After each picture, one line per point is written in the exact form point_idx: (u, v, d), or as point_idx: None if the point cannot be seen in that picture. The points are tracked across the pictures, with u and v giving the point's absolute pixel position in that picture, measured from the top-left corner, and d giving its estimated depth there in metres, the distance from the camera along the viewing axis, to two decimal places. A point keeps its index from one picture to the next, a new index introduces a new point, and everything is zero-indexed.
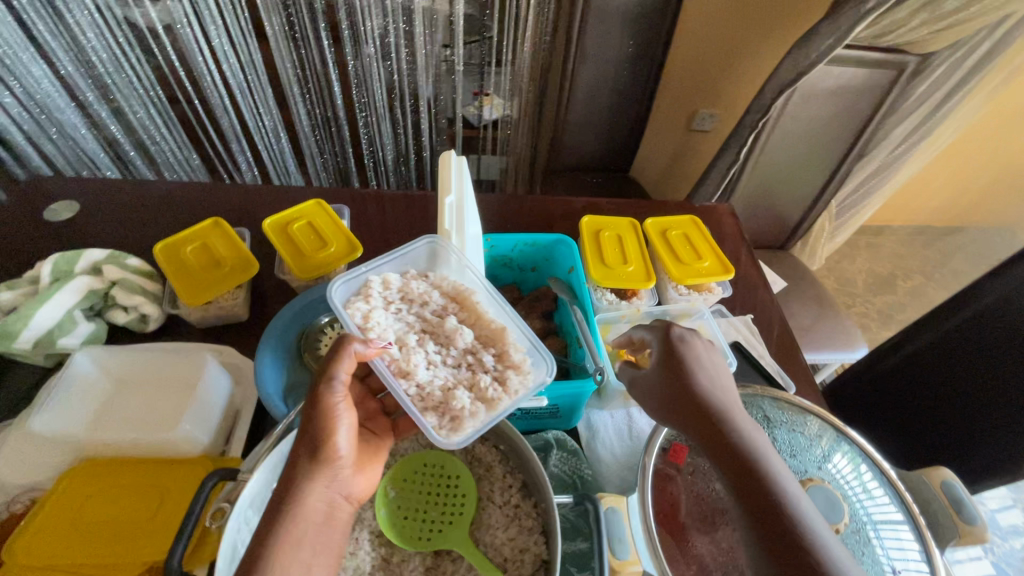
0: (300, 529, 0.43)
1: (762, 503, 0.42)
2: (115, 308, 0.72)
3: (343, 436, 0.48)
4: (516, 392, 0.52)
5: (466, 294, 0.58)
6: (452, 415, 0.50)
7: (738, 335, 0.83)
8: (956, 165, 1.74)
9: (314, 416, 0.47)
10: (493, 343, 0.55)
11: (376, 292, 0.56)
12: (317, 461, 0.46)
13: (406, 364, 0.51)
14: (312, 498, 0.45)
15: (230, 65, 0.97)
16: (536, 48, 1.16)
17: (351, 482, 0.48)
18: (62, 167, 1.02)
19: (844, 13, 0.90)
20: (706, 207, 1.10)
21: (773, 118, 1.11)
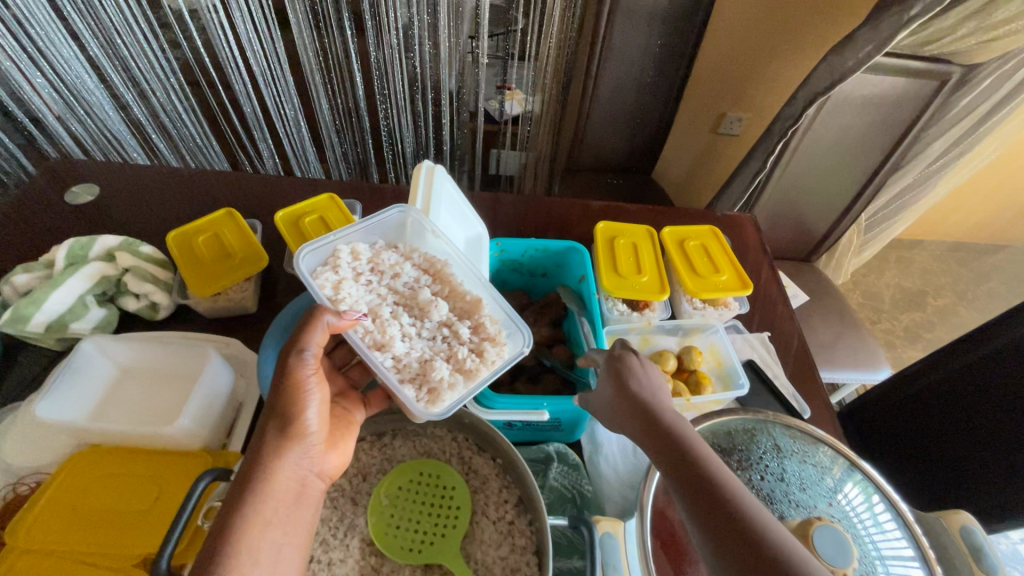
0: (270, 508, 0.46)
1: (723, 514, 0.42)
2: (127, 295, 0.73)
3: (312, 409, 0.51)
4: (493, 362, 0.56)
5: (439, 267, 0.62)
6: (429, 387, 0.54)
7: (753, 354, 0.80)
8: (999, 180, 1.65)
9: (281, 390, 0.50)
10: (468, 314, 0.60)
11: (344, 264, 0.59)
12: (286, 435, 0.49)
13: (383, 336, 0.56)
14: (281, 475, 0.47)
15: (254, 53, 0.94)
16: (563, 44, 1.13)
17: (322, 458, 0.51)
18: (91, 146, 1.05)
19: (886, 20, 0.86)
20: (728, 216, 1.07)
21: (804, 127, 1.07)
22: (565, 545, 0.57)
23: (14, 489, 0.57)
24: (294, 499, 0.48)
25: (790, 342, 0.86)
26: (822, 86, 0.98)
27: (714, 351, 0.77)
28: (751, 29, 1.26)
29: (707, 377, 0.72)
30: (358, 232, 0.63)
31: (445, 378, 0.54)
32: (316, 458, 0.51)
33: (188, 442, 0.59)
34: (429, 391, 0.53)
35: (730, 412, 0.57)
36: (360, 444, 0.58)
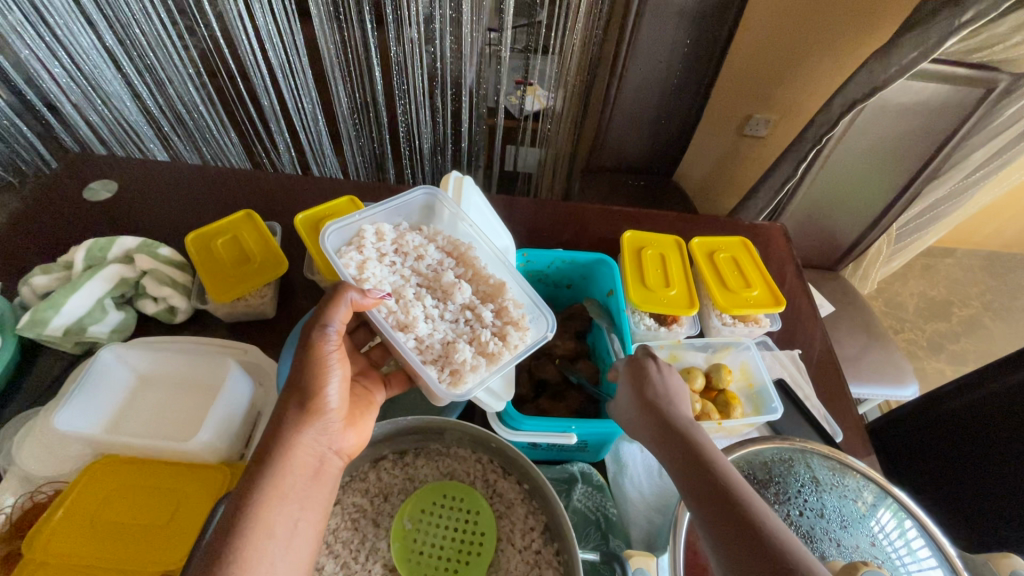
0: (288, 482, 0.45)
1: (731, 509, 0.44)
2: (145, 298, 0.72)
3: (333, 386, 0.50)
4: (516, 346, 0.55)
5: (463, 249, 0.61)
6: (452, 368, 0.53)
7: (783, 373, 0.78)
8: None
9: (305, 364, 0.49)
10: (491, 298, 0.59)
11: (369, 244, 0.58)
12: (306, 410, 0.48)
13: (407, 316, 0.55)
14: (299, 454, 0.47)
15: (274, 44, 0.93)
16: (588, 40, 1.09)
17: (340, 436, 0.51)
18: (107, 136, 1.03)
19: (934, 25, 0.82)
20: (756, 226, 1.04)
21: (839, 133, 1.03)
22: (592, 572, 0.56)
23: (31, 497, 0.56)
24: (314, 475, 0.48)
25: (820, 359, 0.84)
26: (861, 93, 0.94)
27: (744, 371, 0.74)
28: (784, 28, 1.22)
29: (736, 398, 0.70)
30: (383, 213, 0.62)
31: (468, 360, 0.53)
32: (335, 435, 0.50)
33: (207, 456, 0.58)
34: (453, 373, 0.52)
35: (766, 440, 0.56)
36: (381, 463, 0.57)
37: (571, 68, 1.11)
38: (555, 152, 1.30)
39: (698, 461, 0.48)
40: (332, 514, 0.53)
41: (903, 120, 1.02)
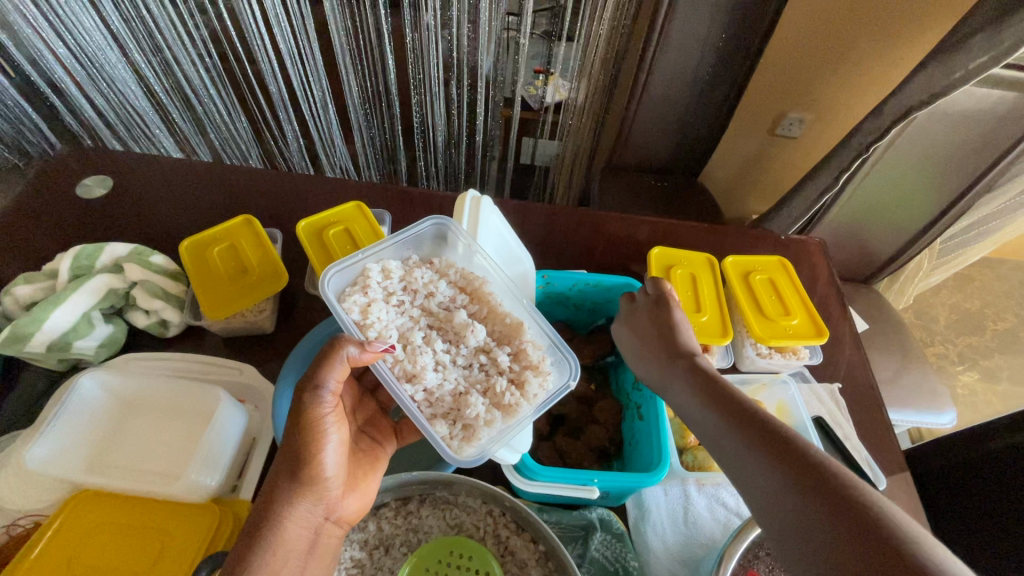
0: (280, 559, 0.42)
1: (815, 487, 0.37)
2: (135, 310, 0.67)
3: (330, 453, 0.45)
4: (534, 397, 0.50)
5: (477, 284, 0.54)
6: (463, 423, 0.48)
7: (822, 410, 0.71)
8: None
9: (297, 431, 0.44)
10: (508, 339, 0.53)
11: (375, 284, 0.51)
12: (298, 482, 0.44)
13: (414, 364, 0.49)
14: (291, 528, 0.42)
15: (281, 28, 0.86)
16: (614, 30, 1.01)
17: (339, 502, 0.46)
18: (113, 120, 0.98)
19: (1010, 27, 0.73)
20: (792, 240, 0.97)
21: (888, 140, 0.95)
22: None
23: (8, 531, 0.52)
24: (309, 548, 0.44)
25: (860, 395, 0.77)
26: (918, 99, 0.86)
27: (781, 409, 0.68)
28: (827, 22, 1.13)
29: None
30: (389, 248, 0.55)
31: (481, 414, 0.48)
32: (331, 504, 0.46)
33: (192, 495, 0.53)
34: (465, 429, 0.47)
35: None
36: (383, 510, 0.52)
37: (597, 59, 1.03)
38: (575, 147, 1.23)
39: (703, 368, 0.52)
40: None
41: (961, 129, 0.93)
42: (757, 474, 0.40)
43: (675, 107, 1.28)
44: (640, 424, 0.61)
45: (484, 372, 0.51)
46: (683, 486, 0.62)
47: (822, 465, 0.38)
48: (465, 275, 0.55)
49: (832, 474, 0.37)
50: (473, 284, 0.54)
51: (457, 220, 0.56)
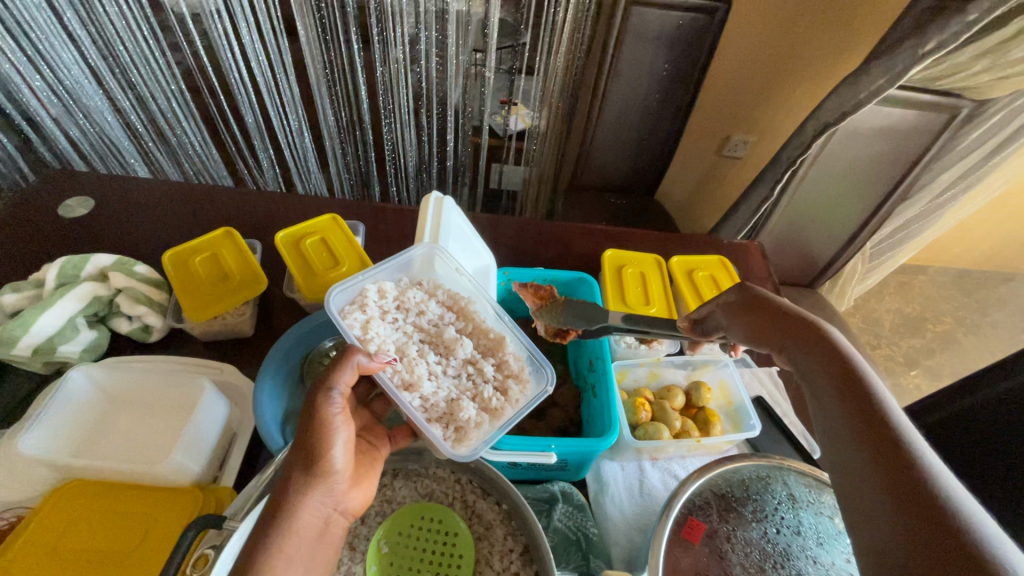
0: (293, 545, 0.43)
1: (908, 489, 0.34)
2: (119, 317, 0.71)
3: (337, 447, 0.48)
4: (517, 400, 0.55)
5: (464, 304, 0.61)
6: (456, 426, 0.53)
7: (762, 390, 0.78)
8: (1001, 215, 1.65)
9: (310, 429, 0.47)
10: (492, 352, 0.59)
11: (372, 302, 0.57)
12: (311, 473, 0.46)
13: (413, 375, 0.54)
14: (305, 511, 0.44)
15: (259, 63, 0.93)
16: (570, 63, 1.12)
17: (345, 496, 0.49)
18: (87, 151, 1.03)
19: (899, 54, 0.85)
20: (734, 244, 1.06)
21: (813, 155, 1.06)
22: None
23: None
24: (316, 537, 0.45)
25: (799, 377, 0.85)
26: (833, 117, 0.97)
27: (722, 388, 0.76)
28: (757, 55, 1.27)
29: (717, 416, 0.72)
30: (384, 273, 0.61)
31: (472, 417, 0.53)
32: (339, 496, 0.48)
33: (177, 478, 0.56)
34: (457, 429, 0.52)
35: (742, 459, 0.56)
36: None
37: (555, 90, 1.13)
38: (539, 170, 1.32)
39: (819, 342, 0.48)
40: None
41: (875, 143, 1.05)
42: (848, 461, 0.38)
43: (629, 131, 1.39)
44: (595, 403, 0.67)
45: (472, 383, 0.56)
46: (639, 462, 0.69)
47: (925, 472, 0.34)
48: (451, 295, 0.61)
49: (936, 483, 0.34)
50: (456, 300, 0.61)
51: (417, 225, 0.61)
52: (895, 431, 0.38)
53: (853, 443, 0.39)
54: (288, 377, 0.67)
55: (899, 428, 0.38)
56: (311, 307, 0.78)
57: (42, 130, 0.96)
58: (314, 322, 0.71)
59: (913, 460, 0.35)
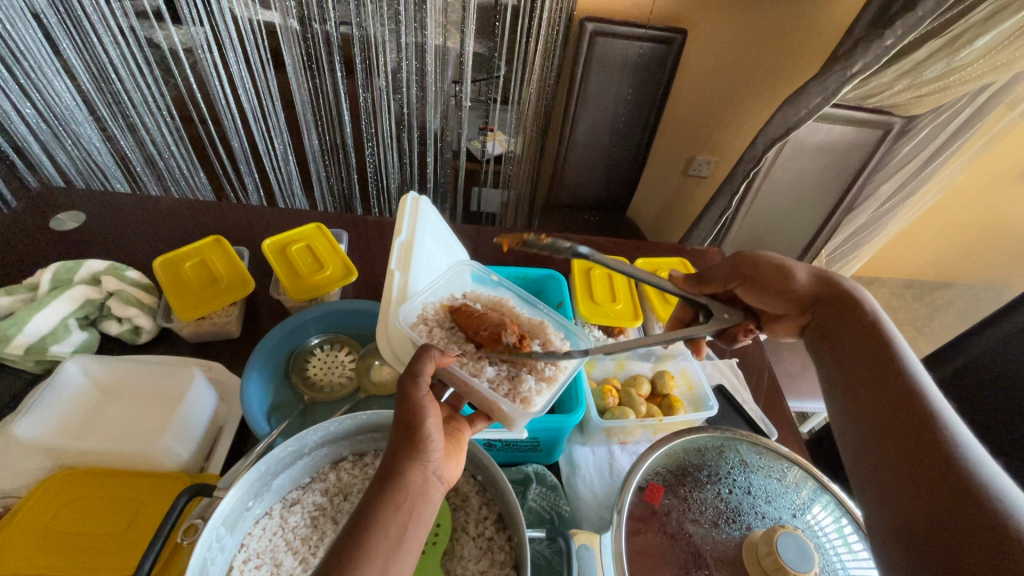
0: (401, 500, 0.39)
1: (923, 438, 0.41)
2: (109, 319, 0.74)
3: (433, 420, 0.44)
4: (567, 368, 0.58)
5: (503, 302, 0.63)
6: (522, 397, 0.54)
7: (723, 379, 0.84)
8: (945, 239, 1.75)
9: (405, 409, 0.44)
10: (537, 335, 0.60)
11: (432, 314, 0.58)
12: (413, 443, 0.42)
13: (475, 363, 0.56)
14: (412, 474, 0.41)
15: (247, 91, 0.99)
16: (542, 90, 1.20)
17: (444, 465, 0.44)
18: (74, 177, 1.07)
19: (831, 76, 0.96)
20: (697, 250, 1.13)
21: (765, 168, 1.16)
22: (544, 566, 0.55)
23: None
24: (419, 496, 0.40)
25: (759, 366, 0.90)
26: (778, 133, 1.07)
27: (685, 375, 0.81)
28: (713, 82, 1.39)
29: (680, 401, 0.77)
30: (434, 287, 0.63)
31: (532, 386, 0.55)
32: (440, 463, 0.43)
33: (166, 461, 0.59)
34: (522, 398, 0.54)
35: (699, 430, 0.60)
36: (342, 463, 0.59)
37: (528, 115, 1.21)
38: (516, 192, 1.39)
39: (854, 314, 0.53)
40: (292, 512, 0.55)
41: (820, 157, 1.16)
42: (875, 417, 0.45)
43: (599, 153, 1.48)
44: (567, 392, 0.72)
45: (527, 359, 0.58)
46: (609, 447, 0.73)
47: (942, 426, 0.41)
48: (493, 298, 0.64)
49: (959, 449, 0.39)
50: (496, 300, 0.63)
51: (395, 224, 0.63)
52: (919, 391, 0.44)
53: (887, 418, 0.44)
54: (276, 370, 0.70)
55: (931, 401, 0.43)
56: (296, 309, 0.82)
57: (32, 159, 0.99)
58: (300, 320, 0.74)
59: (934, 415, 0.42)
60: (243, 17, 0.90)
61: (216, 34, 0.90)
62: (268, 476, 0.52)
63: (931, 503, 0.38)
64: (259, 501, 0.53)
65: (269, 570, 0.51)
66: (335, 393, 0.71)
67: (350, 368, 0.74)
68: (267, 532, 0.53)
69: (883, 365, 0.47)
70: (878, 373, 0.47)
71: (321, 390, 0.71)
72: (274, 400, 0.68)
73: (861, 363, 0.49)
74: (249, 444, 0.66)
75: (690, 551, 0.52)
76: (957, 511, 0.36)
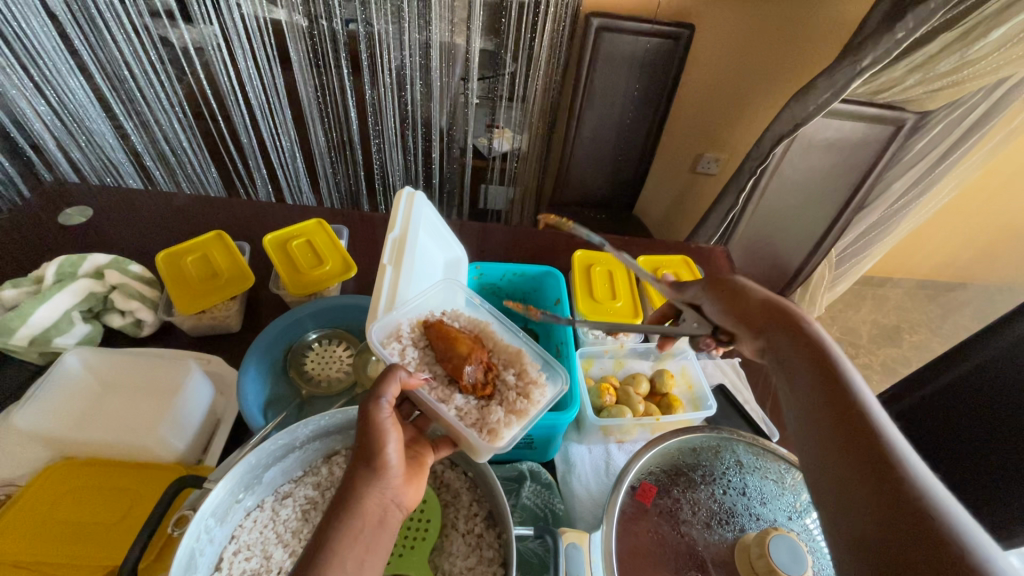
0: (356, 528, 0.40)
1: (874, 463, 0.38)
2: (112, 312, 0.75)
3: (394, 444, 0.44)
4: (541, 402, 0.54)
5: (483, 326, 0.61)
6: (488, 428, 0.52)
7: (724, 378, 0.83)
8: (963, 239, 1.71)
9: (364, 433, 0.44)
10: (513, 365, 0.58)
11: (408, 334, 0.57)
12: (371, 469, 0.43)
13: (444, 390, 0.55)
14: (369, 500, 0.41)
15: (254, 88, 0.99)
16: (548, 86, 1.19)
17: (404, 489, 0.45)
18: (88, 175, 1.08)
19: (841, 70, 0.94)
20: (702, 248, 1.12)
21: (773, 165, 1.14)
22: (535, 563, 0.55)
23: None
24: (377, 525, 0.41)
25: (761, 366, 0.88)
26: (786, 129, 1.06)
27: (684, 374, 0.80)
28: (722, 78, 1.37)
29: (679, 401, 0.76)
30: (433, 291, 0.64)
31: (501, 418, 0.52)
32: (399, 488, 0.44)
33: (161, 452, 0.59)
34: (489, 430, 0.51)
35: (695, 429, 0.59)
36: (334, 458, 0.59)
37: (533, 111, 1.20)
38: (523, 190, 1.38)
39: (802, 339, 0.51)
40: (283, 506, 0.55)
41: (830, 153, 1.13)
42: (824, 441, 0.42)
43: (606, 149, 1.46)
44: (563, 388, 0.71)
45: (499, 390, 0.56)
46: (606, 445, 0.72)
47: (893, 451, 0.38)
48: (473, 319, 0.62)
49: (912, 478, 0.36)
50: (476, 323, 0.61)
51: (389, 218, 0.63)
52: (867, 417, 0.41)
53: (837, 444, 0.41)
54: (272, 366, 0.71)
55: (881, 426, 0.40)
56: (296, 304, 0.82)
57: (46, 155, 1.01)
58: (299, 315, 0.74)
59: (884, 441, 0.39)
60: (250, 14, 0.90)
61: (224, 31, 0.91)
62: (258, 469, 0.52)
63: (889, 534, 0.34)
64: (250, 494, 0.53)
65: (258, 563, 0.52)
66: (333, 388, 0.71)
67: (347, 363, 0.74)
68: (258, 525, 0.53)
69: (832, 389, 0.44)
70: (826, 397, 0.44)
71: (319, 385, 0.71)
72: (271, 396, 0.68)
73: (808, 386, 0.46)
74: (245, 438, 0.67)
75: (680, 553, 0.51)
76: (912, 546, 0.32)
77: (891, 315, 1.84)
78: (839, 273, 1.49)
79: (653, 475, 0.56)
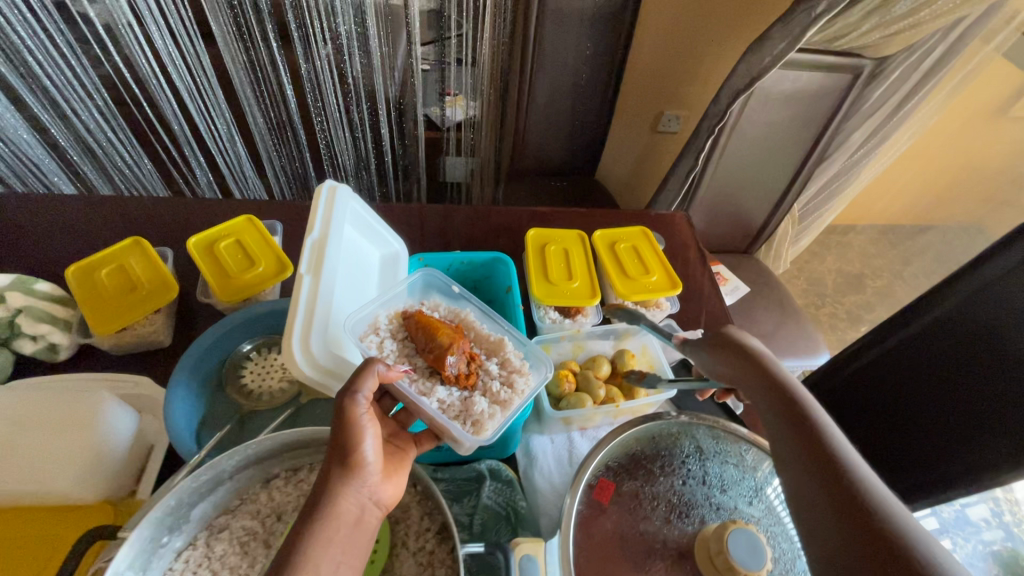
0: (331, 529, 0.39)
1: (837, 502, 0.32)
2: (22, 337, 0.67)
3: (370, 439, 0.44)
4: (524, 391, 0.55)
5: (464, 315, 0.62)
6: (472, 419, 0.53)
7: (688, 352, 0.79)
8: (922, 182, 1.71)
9: (338, 430, 0.44)
10: (495, 353, 0.60)
11: (384, 325, 0.58)
12: (345, 468, 0.43)
13: (425, 382, 0.56)
14: (345, 499, 0.41)
15: (180, 73, 0.88)
16: (497, 49, 1.10)
17: (381, 486, 0.45)
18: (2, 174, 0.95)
19: (797, 17, 0.90)
20: (662, 215, 1.08)
21: (731, 123, 1.10)
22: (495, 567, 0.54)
23: None
24: (352, 526, 0.41)
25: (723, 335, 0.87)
26: (743, 83, 1.01)
27: (645, 352, 0.77)
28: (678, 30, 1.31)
29: None
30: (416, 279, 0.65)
31: (484, 410, 0.53)
32: (374, 487, 0.44)
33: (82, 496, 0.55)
34: (474, 422, 0.52)
35: (656, 417, 0.57)
36: (273, 481, 0.55)
37: (484, 76, 1.11)
38: (482, 159, 1.29)
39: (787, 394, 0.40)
40: (218, 540, 0.51)
41: (790, 106, 1.10)
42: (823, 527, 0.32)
43: (563, 113, 1.41)
44: None
45: (483, 380, 0.57)
46: (568, 433, 0.70)
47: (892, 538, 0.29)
48: (454, 310, 0.62)
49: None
50: (455, 314, 0.62)
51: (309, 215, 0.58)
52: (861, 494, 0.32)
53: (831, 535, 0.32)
54: (207, 382, 0.66)
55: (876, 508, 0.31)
56: (230, 311, 0.76)
57: None
58: (231, 324, 0.69)
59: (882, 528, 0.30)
60: None
61: (135, 6, 0.78)
62: (183, 509, 0.48)
63: None
64: (177, 535, 0.49)
65: None
66: (275, 401, 0.66)
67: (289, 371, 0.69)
68: (191, 565, 0.49)
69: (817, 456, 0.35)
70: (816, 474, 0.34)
71: (261, 399, 0.66)
72: (207, 414, 0.63)
73: (778, 424, 0.39)
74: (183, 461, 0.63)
75: (642, 552, 0.49)
76: None
77: (855, 261, 1.86)
78: (804, 226, 1.48)
79: (614, 469, 0.54)
